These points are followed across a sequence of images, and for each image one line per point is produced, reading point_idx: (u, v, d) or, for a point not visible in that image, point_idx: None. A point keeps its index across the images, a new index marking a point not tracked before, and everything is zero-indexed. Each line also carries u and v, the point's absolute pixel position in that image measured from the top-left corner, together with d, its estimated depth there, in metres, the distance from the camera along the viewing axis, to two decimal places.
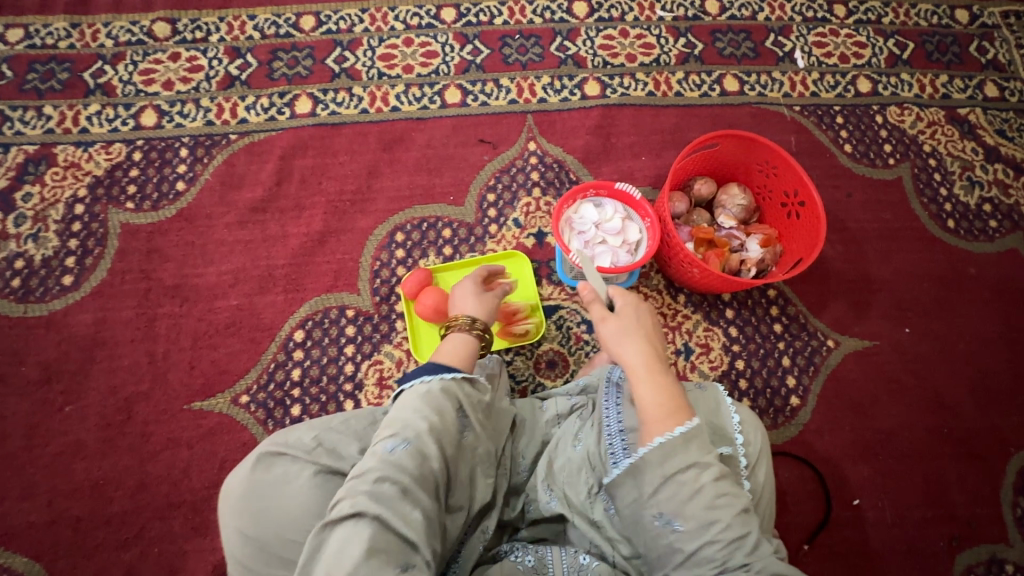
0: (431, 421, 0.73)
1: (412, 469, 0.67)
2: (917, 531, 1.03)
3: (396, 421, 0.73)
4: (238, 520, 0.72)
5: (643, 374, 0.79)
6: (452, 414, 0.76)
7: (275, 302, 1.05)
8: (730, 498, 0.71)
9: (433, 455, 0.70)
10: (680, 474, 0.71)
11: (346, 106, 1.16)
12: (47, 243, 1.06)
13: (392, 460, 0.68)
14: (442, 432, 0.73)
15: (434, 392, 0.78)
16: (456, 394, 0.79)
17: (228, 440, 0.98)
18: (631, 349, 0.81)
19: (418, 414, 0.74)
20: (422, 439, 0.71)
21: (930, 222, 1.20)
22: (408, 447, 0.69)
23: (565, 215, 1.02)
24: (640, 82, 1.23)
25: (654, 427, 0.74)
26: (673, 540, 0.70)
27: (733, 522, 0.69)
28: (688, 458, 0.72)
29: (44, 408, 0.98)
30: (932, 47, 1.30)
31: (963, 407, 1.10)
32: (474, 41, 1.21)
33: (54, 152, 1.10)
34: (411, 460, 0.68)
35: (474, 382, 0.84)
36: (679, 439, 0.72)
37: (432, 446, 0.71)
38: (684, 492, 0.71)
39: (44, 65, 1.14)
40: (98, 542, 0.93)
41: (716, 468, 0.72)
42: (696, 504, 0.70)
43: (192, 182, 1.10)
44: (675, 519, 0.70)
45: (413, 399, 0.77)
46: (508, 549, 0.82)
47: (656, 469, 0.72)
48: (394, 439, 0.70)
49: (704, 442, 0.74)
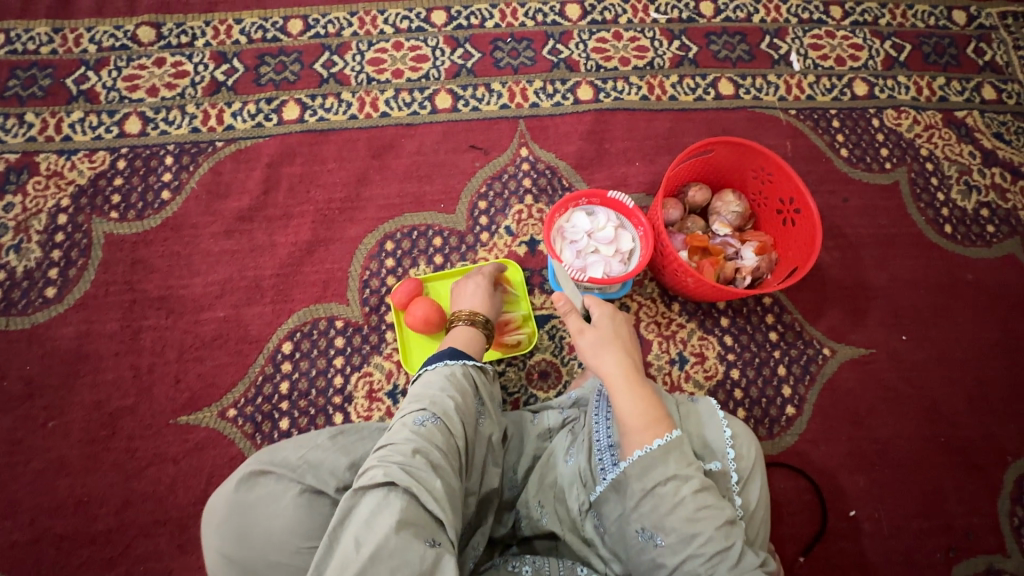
0: (457, 400, 0.74)
1: (441, 445, 0.67)
2: (914, 541, 1.02)
3: (421, 398, 0.73)
4: (220, 542, 0.70)
5: (622, 385, 0.78)
6: (472, 398, 0.77)
7: (263, 313, 1.03)
8: (712, 510, 0.70)
9: (460, 433, 0.70)
10: (659, 487, 0.71)
11: (335, 112, 1.14)
12: (29, 254, 1.04)
13: (423, 433, 0.67)
14: (466, 412, 0.73)
15: (457, 374, 0.78)
16: (474, 378, 0.80)
17: (216, 455, 0.96)
18: (608, 360, 0.81)
19: (444, 394, 0.74)
20: (449, 417, 0.71)
21: (927, 227, 1.18)
22: (436, 424, 0.69)
23: (557, 224, 1.00)
24: (634, 86, 1.21)
25: (634, 439, 0.73)
26: (656, 554, 0.70)
27: (714, 535, 0.68)
28: (669, 470, 0.71)
29: (28, 424, 0.97)
30: (929, 48, 1.28)
31: (960, 415, 1.09)
32: (465, 45, 1.19)
33: (37, 161, 1.08)
34: (440, 435, 0.68)
35: (485, 371, 0.85)
36: (657, 452, 0.72)
37: (458, 425, 0.71)
38: (664, 505, 0.70)
39: (26, 71, 1.12)
40: (83, 560, 0.91)
41: (698, 479, 0.71)
42: (677, 517, 0.69)
43: (177, 191, 1.08)
44: (656, 534, 0.70)
45: (437, 378, 0.77)
46: (501, 561, 0.79)
47: (635, 484, 0.72)
48: (423, 414, 0.70)
49: (684, 453, 0.73)
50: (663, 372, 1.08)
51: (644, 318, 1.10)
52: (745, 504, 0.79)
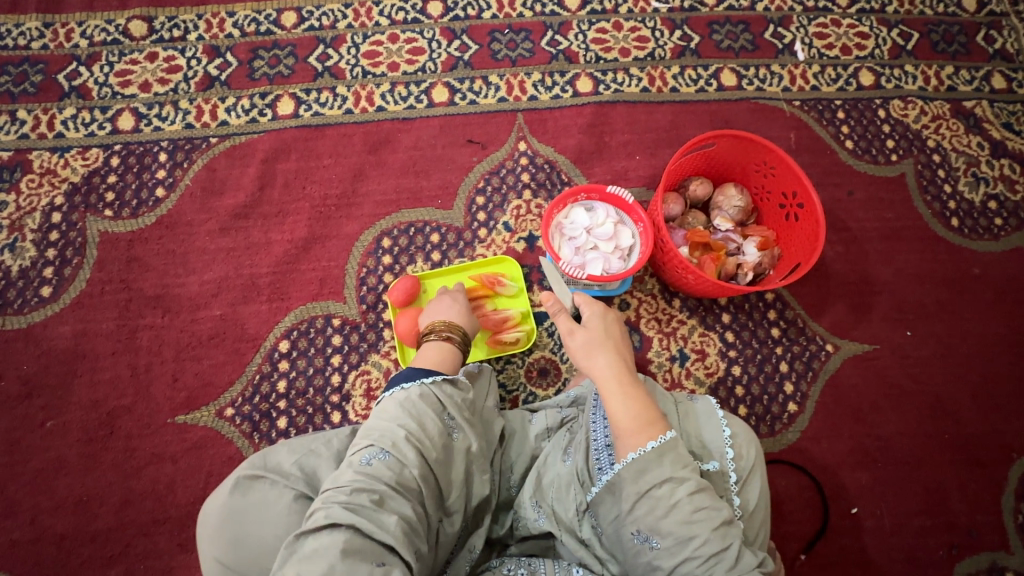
0: (410, 427, 0.71)
1: (388, 479, 0.66)
2: (917, 539, 1.01)
3: (374, 430, 0.71)
4: (215, 549, 0.70)
5: (614, 387, 0.77)
6: (434, 419, 0.73)
7: (259, 311, 1.03)
8: (709, 511, 0.68)
9: (412, 462, 0.68)
10: (653, 489, 0.70)
11: (330, 107, 1.13)
12: (24, 253, 1.03)
13: (368, 471, 0.66)
14: (422, 438, 0.71)
15: (413, 398, 0.75)
16: (437, 398, 0.76)
17: (214, 454, 0.96)
18: (600, 361, 0.80)
19: (398, 422, 0.72)
20: (399, 447, 0.69)
21: (933, 220, 1.16)
22: (385, 456, 0.67)
23: (555, 220, 0.98)
24: (634, 77, 1.19)
25: (627, 443, 0.72)
26: (652, 557, 0.69)
27: (711, 537, 0.67)
28: (663, 473, 0.70)
29: (26, 423, 0.96)
30: (937, 36, 1.25)
31: (964, 412, 1.07)
32: (461, 36, 1.17)
33: (30, 159, 1.07)
34: (388, 469, 0.66)
35: (457, 383, 0.81)
36: (652, 455, 0.70)
37: (411, 453, 0.69)
38: (660, 508, 0.69)
39: (17, 67, 1.10)
40: (83, 559, 0.91)
41: (694, 481, 0.70)
42: (673, 520, 0.68)
43: (172, 188, 1.07)
44: (652, 537, 0.69)
45: (393, 406, 0.74)
46: (497, 563, 0.79)
47: (630, 487, 0.71)
48: (371, 450, 0.68)
49: (680, 455, 0.72)
50: (663, 369, 1.07)
51: (644, 314, 1.09)
52: (743, 504, 0.78)
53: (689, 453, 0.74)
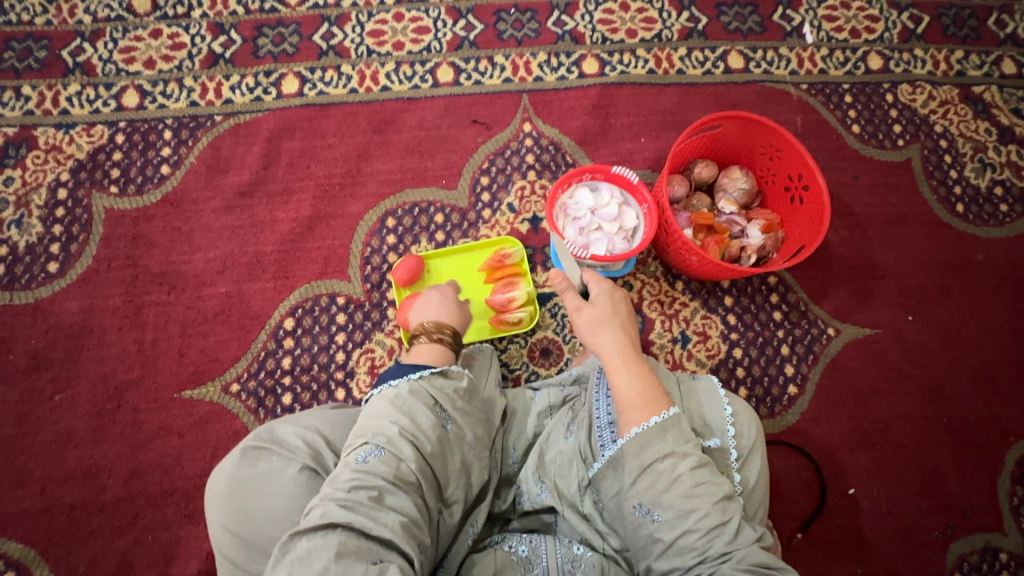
0: (403, 424, 0.72)
1: (385, 474, 0.66)
2: (912, 520, 1.03)
3: (366, 429, 0.72)
4: (224, 517, 0.71)
5: (620, 364, 0.78)
6: (427, 415, 0.74)
7: (264, 289, 1.03)
8: (710, 486, 0.69)
9: (409, 457, 0.68)
10: (656, 463, 0.70)
11: (335, 86, 1.12)
12: (30, 229, 1.03)
13: (364, 468, 0.66)
14: (416, 433, 0.71)
15: (404, 396, 0.75)
16: (430, 394, 0.77)
17: (220, 428, 0.97)
18: (606, 338, 0.80)
19: (389, 420, 0.72)
20: (395, 443, 0.69)
21: (938, 206, 1.16)
22: (380, 453, 0.68)
23: (560, 201, 0.98)
24: (641, 59, 1.18)
25: (632, 417, 0.73)
26: (653, 530, 0.70)
27: (711, 510, 0.68)
28: (665, 447, 0.71)
29: (34, 397, 0.98)
30: (948, 20, 1.24)
31: (964, 396, 1.08)
32: (467, 16, 1.16)
33: (35, 135, 1.07)
34: (384, 465, 0.67)
35: (447, 373, 0.81)
36: (655, 430, 0.71)
37: (407, 448, 0.69)
38: (661, 483, 0.70)
39: (21, 42, 1.10)
40: (93, 528, 0.93)
41: (695, 456, 0.71)
42: (674, 493, 0.69)
43: (177, 166, 1.07)
44: (653, 509, 0.70)
45: (383, 404, 0.75)
46: (498, 539, 0.80)
47: (632, 461, 0.71)
48: (366, 448, 0.69)
49: (682, 431, 0.73)
50: (665, 351, 1.07)
51: (647, 296, 1.09)
52: (744, 481, 0.79)
53: (691, 430, 0.75)
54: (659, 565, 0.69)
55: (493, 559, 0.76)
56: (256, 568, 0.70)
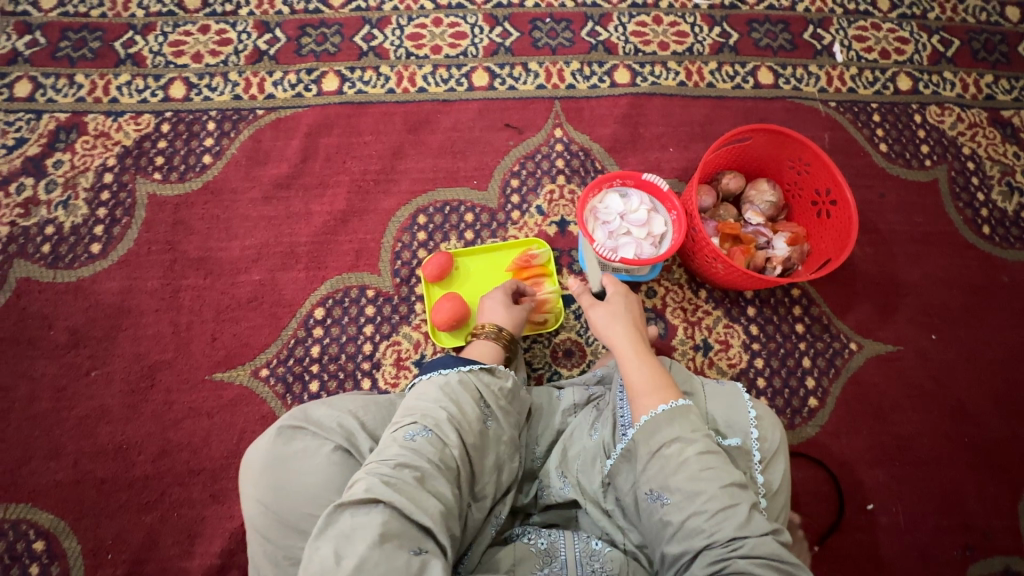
0: (451, 411, 0.73)
1: (430, 457, 0.68)
2: (931, 538, 1.02)
3: (413, 411, 0.73)
4: (258, 491, 0.73)
5: (632, 356, 0.80)
6: (473, 405, 0.76)
7: (297, 278, 1.06)
8: (717, 471, 0.69)
9: (453, 444, 0.70)
10: (663, 449, 0.71)
11: (373, 86, 1.16)
12: (76, 211, 1.07)
13: (411, 447, 0.68)
14: (462, 422, 0.73)
15: (452, 384, 0.77)
16: (475, 385, 0.78)
17: (248, 412, 0.99)
18: (621, 334, 0.83)
19: (438, 405, 0.74)
20: (441, 428, 0.71)
21: (964, 226, 1.16)
22: (427, 436, 0.69)
23: (590, 204, 1.00)
24: (672, 71, 1.21)
25: (642, 403, 0.74)
26: (663, 514, 0.69)
27: (717, 493, 0.67)
28: (673, 433, 0.71)
29: (72, 371, 1.00)
30: (978, 45, 1.25)
31: (986, 417, 1.08)
32: (504, 23, 1.19)
33: (85, 121, 1.11)
34: (430, 447, 0.68)
35: (494, 371, 0.82)
36: (662, 416, 0.72)
37: (452, 435, 0.71)
38: (670, 466, 0.70)
39: (76, 33, 1.14)
40: (121, 503, 0.95)
41: (703, 443, 0.71)
42: (681, 476, 0.69)
43: (219, 156, 1.11)
44: (663, 493, 0.70)
45: (433, 390, 0.76)
46: (520, 532, 0.81)
47: (643, 447, 0.72)
48: (414, 428, 0.70)
49: (690, 420, 0.73)
50: (687, 357, 1.08)
51: (670, 303, 1.10)
52: (767, 483, 0.79)
53: (703, 422, 0.75)
54: (671, 550, 0.68)
55: (510, 551, 0.77)
56: (285, 543, 0.72)
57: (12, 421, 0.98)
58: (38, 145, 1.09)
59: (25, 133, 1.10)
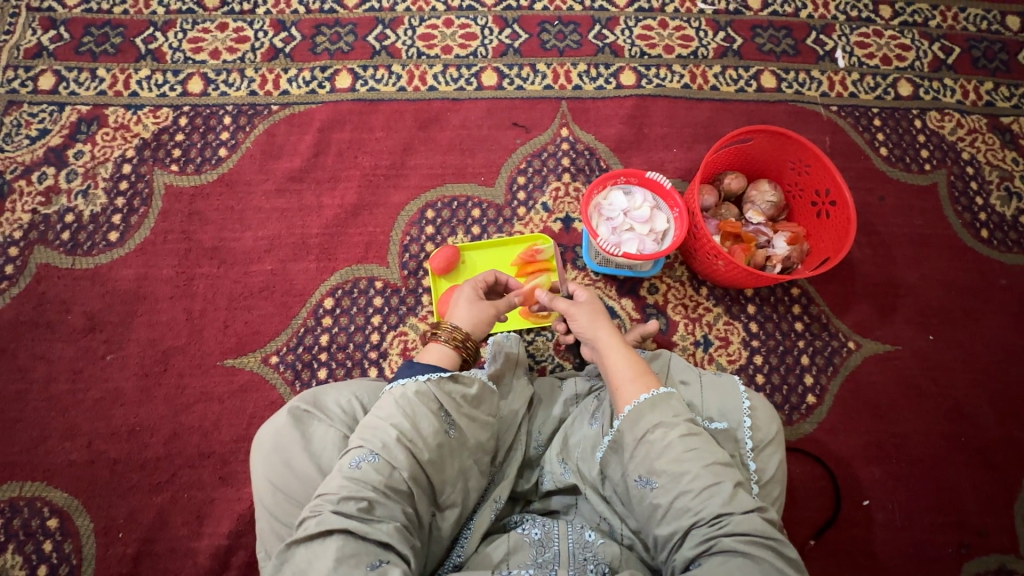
0: (403, 427, 0.71)
1: (377, 483, 0.67)
2: (926, 535, 1.03)
3: (365, 430, 0.71)
4: (270, 471, 0.76)
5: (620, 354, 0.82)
6: (428, 419, 0.73)
7: (308, 269, 1.09)
8: (700, 451, 0.71)
9: (402, 465, 0.69)
10: (648, 434, 0.73)
11: (385, 83, 1.19)
12: (95, 200, 1.10)
13: (356, 476, 0.67)
14: (413, 439, 0.71)
15: (408, 396, 0.74)
16: (434, 396, 0.76)
17: (258, 397, 1.02)
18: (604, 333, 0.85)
19: (390, 422, 0.72)
20: (389, 449, 0.69)
21: (962, 230, 1.18)
22: (374, 460, 0.68)
23: (594, 201, 1.02)
24: (676, 74, 1.23)
25: (628, 394, 0.77)
26: (652, 497, 0.71)
27: (701, 472, 0.70)
28: (656, 418, 0.74)
29: (88, 355, 1.03)
30: (979, 53, 1.28)
31: (982, 417, 1.09)
32: (513, 25, 1.22)
33: (106, 114, 1.15)
34: (377, 473, 0.67)
35: (458, 378, 0.79)
36: (644, 404, 0.75)
37: (403, 455, 0.69)
38: (654, 451, 0.72)
39: (99, 29, 1.18)
40: (133, 483, 0.98)
41: (685, 426, 0.73)
42: (666, 460, 0.71)
43: (234, 149, 1.14)
44: (651, 478, 0.72)
45: (390, 402, 0.74)
46: (518, 521, 0.83)
47: (628, 434, 0.74)
48: (361, 453, 0.69)
49: (672, 406, 0.75)
50: (687, 352, 1.10)
51: (671, 299, 1.13)
52: (760, 471, 0.81)
53: (685, 408, 0.77)
54: (662, 531, 0.70)
55: (506, 540, 0.78)
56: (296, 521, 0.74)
57: (29, 402, 1.01)
58: (60, 136, 1.13)
59: (48, 124, 1.13)
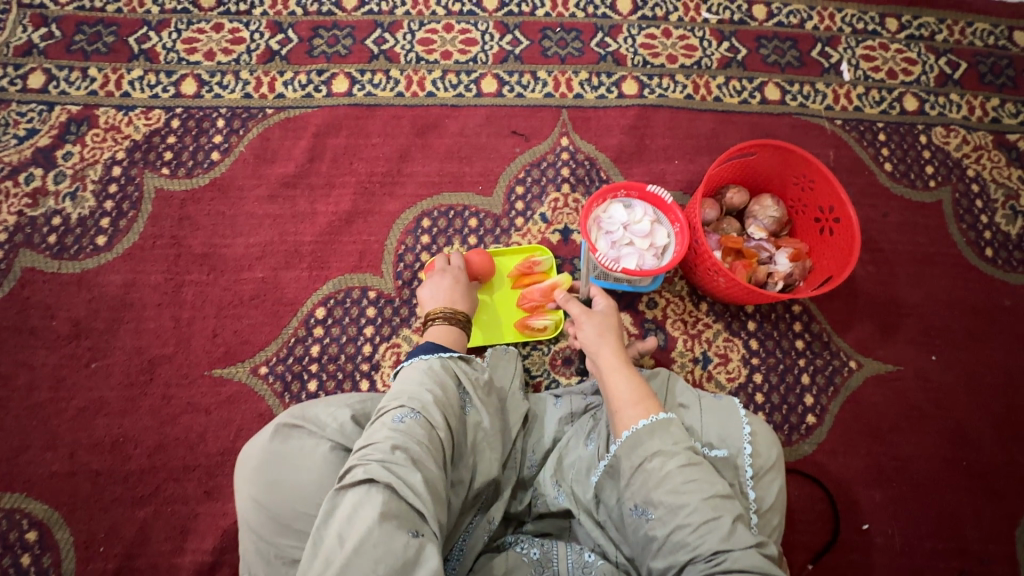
0: (437, 393, 0.74)
1: (420, 439, 0.67)
2: (925, 561, 1.02)
3: (400, 394, 0.73)
4: (253, 487, 0.74)
5: (620, 372, 0.82)
6: (454, 389, 0.77)
7: (300, 278, 1.06)
8: (699, 483, 0.69)
9: (441, 425, 0.70)
10: (646, 462, 0.71)
11: (382, 89, 1.16)
12: (83, 203, 1.08)
13: (402, 428, 0.67)
14: (447, 405, 0.73)
15: (436, 369, 0.78)
16: (456, 373, 0.80)
17: (246, 409, 1.00)
18: (607, 351, 0.85)
19: (423, 387, 0.74)
20: (428, 409, 0.71)
21: (967, 249, 1.16)
22: (416, 417, 0.69)
23: (593, 214, 0.99)
24: (679, 84, 1.21)
25: (626, 418, 0.76)
26: (648, 529, 0.69)
27: (701, 506, 0.67)
28: (654, 447, 0.72)
29: (73, 363, 1.01)
30: (985, 68, 1.26)
31: (984, 441, 1.07)
32: (514, 32, 1.20)
33: (96, 114, 1.12)
34: (420, 428, 0.68)
35: (471, 362, 0.84)
36: (642, 431, 0.73)
37: (440, 418, 0.71)
38: (652, 481, 0.70)
39: (92, 27, 1.16)
40: (115, 496, 0.95)
41: (684, 455, 0.71)
42: (664, 490, 0.69)
43: (227, 153, 1.12)
44: (647, 508, 0.70)
45: (416, 373, 0.77)
46: (513, 540, 0.82)
47: (625, 462, 0.73)
48: (402, 411, 0.70)
49: (672, 433, 0.73)
50: (686, 369, 1.08)
51: (671, 314, 1.11)
52: (759, 499, 0.79)
53: (687, 434, 0.75)
54: (657, 565, 0.68)
55: (505, 559, 0.78)
56: (277, 540, 0.72)
57: (10, 411, 0.98)
58: (49, 137, 1.10)
59: (36, 124, 1.11)
